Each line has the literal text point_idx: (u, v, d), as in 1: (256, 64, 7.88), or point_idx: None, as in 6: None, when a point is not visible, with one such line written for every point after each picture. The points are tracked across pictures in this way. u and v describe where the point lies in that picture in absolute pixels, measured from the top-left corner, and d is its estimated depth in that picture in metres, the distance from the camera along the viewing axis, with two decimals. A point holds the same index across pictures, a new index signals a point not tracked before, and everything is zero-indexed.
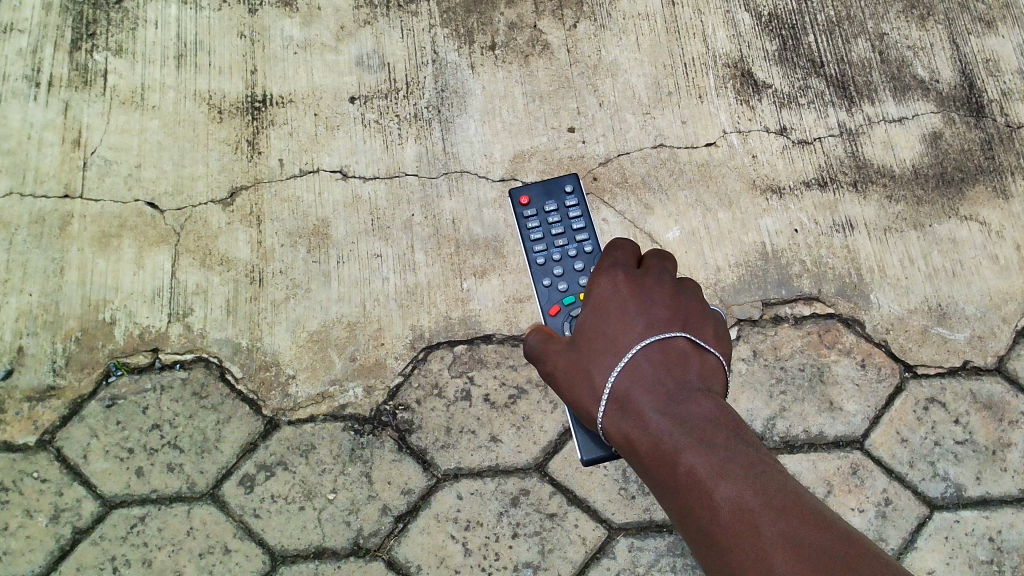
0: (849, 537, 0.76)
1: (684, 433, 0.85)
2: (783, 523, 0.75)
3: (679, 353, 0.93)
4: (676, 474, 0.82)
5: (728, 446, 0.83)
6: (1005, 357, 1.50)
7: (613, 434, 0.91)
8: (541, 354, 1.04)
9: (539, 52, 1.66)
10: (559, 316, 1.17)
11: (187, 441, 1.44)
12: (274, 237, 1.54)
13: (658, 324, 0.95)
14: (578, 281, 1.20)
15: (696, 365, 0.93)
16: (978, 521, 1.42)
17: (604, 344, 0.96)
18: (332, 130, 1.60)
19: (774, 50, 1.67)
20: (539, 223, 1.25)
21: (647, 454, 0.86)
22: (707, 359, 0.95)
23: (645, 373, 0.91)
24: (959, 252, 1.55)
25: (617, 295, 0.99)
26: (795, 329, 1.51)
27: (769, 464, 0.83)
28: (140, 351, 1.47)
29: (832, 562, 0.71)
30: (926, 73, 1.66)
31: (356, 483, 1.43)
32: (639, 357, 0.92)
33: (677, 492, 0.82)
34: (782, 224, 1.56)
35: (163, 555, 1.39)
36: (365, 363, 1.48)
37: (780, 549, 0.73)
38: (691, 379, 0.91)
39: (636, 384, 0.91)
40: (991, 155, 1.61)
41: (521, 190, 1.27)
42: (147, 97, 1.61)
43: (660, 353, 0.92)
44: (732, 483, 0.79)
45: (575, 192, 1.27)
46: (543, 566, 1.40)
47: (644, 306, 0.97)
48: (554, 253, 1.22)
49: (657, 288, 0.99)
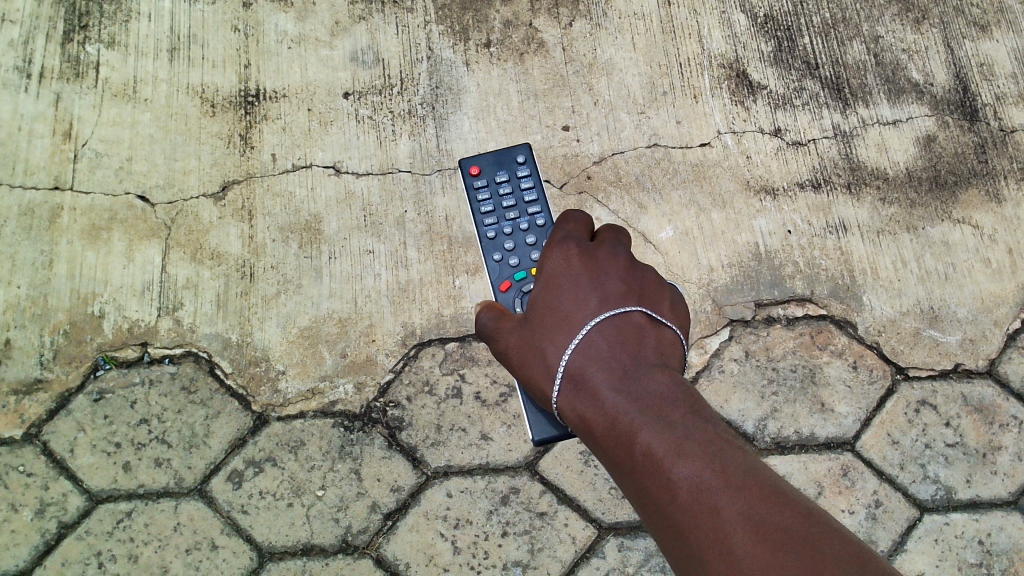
0: (809, 515, 0.77)
1: (640, 412, 0.85)
2: (743, 502, 0.76)
3: (634, 328, 0.94)
4: (632, 453, 0.83)
5: (685, 424, 0.84)
6: (997, 360, 1.50)
7: (568, 413, 0.93)
8: (494, 332, 1.04)
9: (534, 50, 1.66)
10: (510, 291, 1.17)
11: (175, 436, 1.43)
12: (265, 232, 1.53)
13: (613, 299, 0.96)
14: (529, 256, 1.20)
15: (652, 340, 0.94)
16: (967, 524, 1.42)
17: (558, 321, 0.97)
18: (326, 126, 1.59)
19: (769, 51, 1.67)
20: (490, 194, 1.25)
21: (603, 433, 0.87)
22: (663, 333, 0.96)
23: (600, 350, 0.92)
24: (951, 255, 1.55)
25: (570, 268, 1.00)
26: (787, 330, 1.51)
27: (725, 441, 0.83)
28: (128, 344, 1.46)
29: (790, 542, 0.73)
30: (920, 76, 1.66)
31: (345, 479, 1.42)
32: (594, 334, 0.93)
33: (634, 471, 0.83)
34: (775, 225, 1.56)
35: (149, 551, 1.38)
36: (356, 359, 1.47)
37: (739, 529, 0.74)
38: (647, 354, 0.92)
39: (590, 362, 0.92)
40: (984, 158, 1.61)
41: (471, 160, 1.27)
42: (139, 90, 1.60)
43: (615, 330, 0.93)
44: (690, 461, 0.80)
45: (527, 163, 1.26)
46: (532, 564, 1.39)
47: (597, 281, 0.98)
48: (505, 226, 1.22)
49: (610, 262, 1.00)
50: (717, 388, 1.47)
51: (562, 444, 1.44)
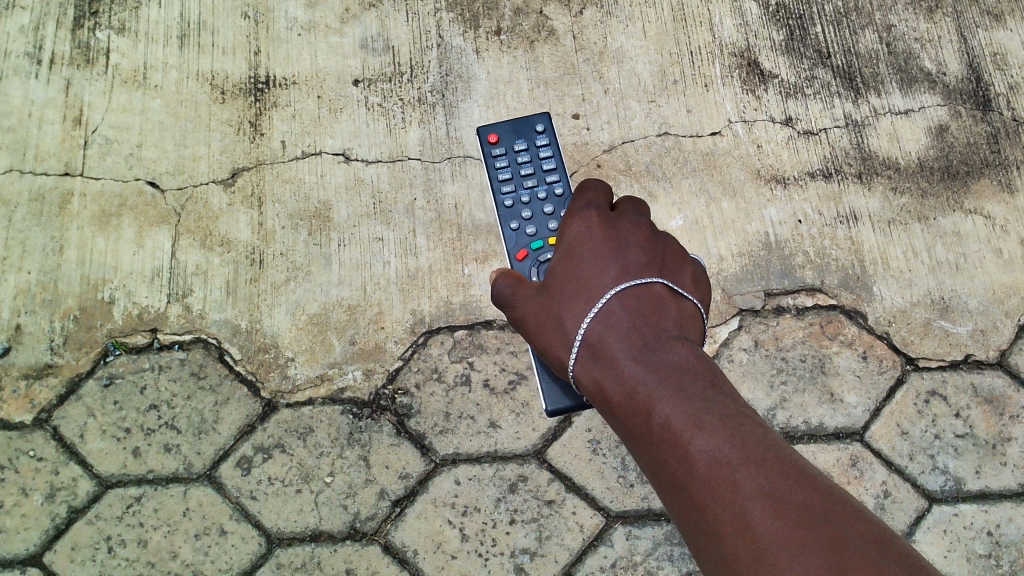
0: (827, 493, 0.79)
1: (660, 382, 0.86)
2: (761, 477, 0.78)
3: (655, 299, 0.94)
4: (649, 424, 0.84)
5: (705, 397, 0.84)
6: (1007, 352, 1.50)
7: (585, 381, 0.93)
8: (511, 299, 1.04)
9: (544, 37, 1.65)
10: (527, 260, 1.17)
11: (185, 422, 1.43)
12: (275, 219, 1.53)
13: (633, 268, 0.96)
14: (547, 225, 1.20)
15: (673, 311, 0.94)
16: (976, 515, 1.42)
17: (578, 289, 0.97)
18: (335, 113, 1.59)
19: (781, 40, 1.66)
20: (508, 162, 1.24)
21: (622, 404, 0.88)
22: (683, 305, 0.97)
23: (619, 320, 0.92)
24: (963, 246, 1.55)
25: (591, 237, 1.01)
26: (797, 319, 1.50)
27: (745, 417, 0.84)
28: (138, 330, 1.46)
29: (810, 520, 0.75)
30: (933, 65, 1.65)
31: (354, 466, 1.42)
32: (614, 303, 0.94)
33: (651, 442, 0.84)
34: (786, 215, 1.55)
35: (159, 536, 1.38)
36: (365, 346, 1.47)
37: (759, 506, 0.76)
38: (667, 326, 0.92)
39: (608, 332, 0.92)
40: (996, 148, 1.60)
41: (489, 128, 1.26)
42: (149, 76, 1.60)
43: (636, 300, 0.94)
44: (710, 435, 0.80)
45: (547, 132, 1.26)
46: (539, 552, 1.39)
47: (617, 250, 0.99)
48: (523, 195, 1.22)
49: (631, 234, 1.01)
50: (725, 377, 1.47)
51: (571, 433, 1.44)
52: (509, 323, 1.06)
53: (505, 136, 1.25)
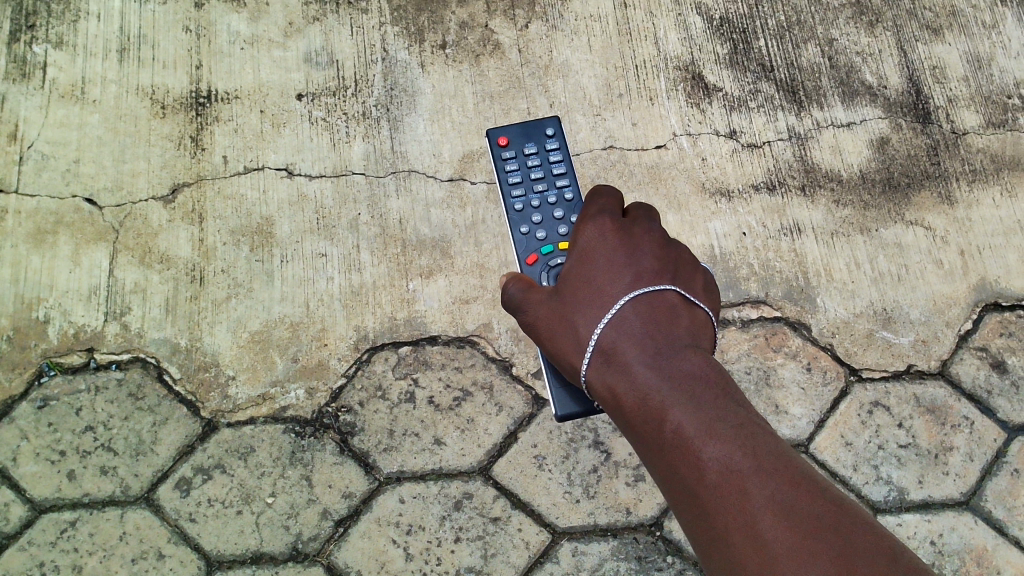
0: (839, 505, 0.79)
1: (672, 389, 0.87)
2: (773, 486, 0.78)
3: (668, 307, 0.96)
4: (661, 429, 0.85)
5: (717, 405, 0.86)
6: (949, 362, 1.51)
7: (596, 385, 0.95)
8: (522, 304, 1.04)
9: (490, 51, 1.65)
10: (537, 264, 1.16)
11: (122, 444, 1.40)
12: (216, 235, 1.51)
13: (646, 276, 0.98)
14: (557, 230, 1.20)
15: (685, 319, 0.96)
16: (919, 524, 1.42)
17: (591, 295, 0.99)
18: (278, 128, 1.57)
19: (725, 54, 1.67)
20: (518, 166, 1.24)
21: (633, 409, 0.89)
22: (695, 314, 0.98)
23: (633, 328, 0.94)
24: (904, 257, 1.56)
25: (604, 243, 1.02)
26: (741, 332, 1.51)
27: (758, 425, 0.85)
28: (73, 350, 1.43)
29: (820, 529, 0.76)
30: (874, 78, 1.68)
31: (296, 486, 1.40)
32: (627, 309, 0.95)
33: (662, 448, 0.85)
34: (730, 227, 1.56)
35: (94, 561, 1.35)
36: (308, 364, 1.45)
37: (770, 513, 0.77)
38: (680, 334, 0.94)
39: (622, 338, 0.94)
40: (936, 161, 1.62)
41: (500, 131, 1.26)
42: (88, 91, 1.57)
43: (649, 307, 0.95)
44: (722, 443, 0.81)
45: (557, 136, 1.27)
46: (485, 570, 1.38)
47: (631, 258, 1.00)
48: (533, 199, 1.21)
49: (645, 242, 1.02)
50: None
51: (516, 448, 1.43)
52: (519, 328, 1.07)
53: (515, 140, 1.26)
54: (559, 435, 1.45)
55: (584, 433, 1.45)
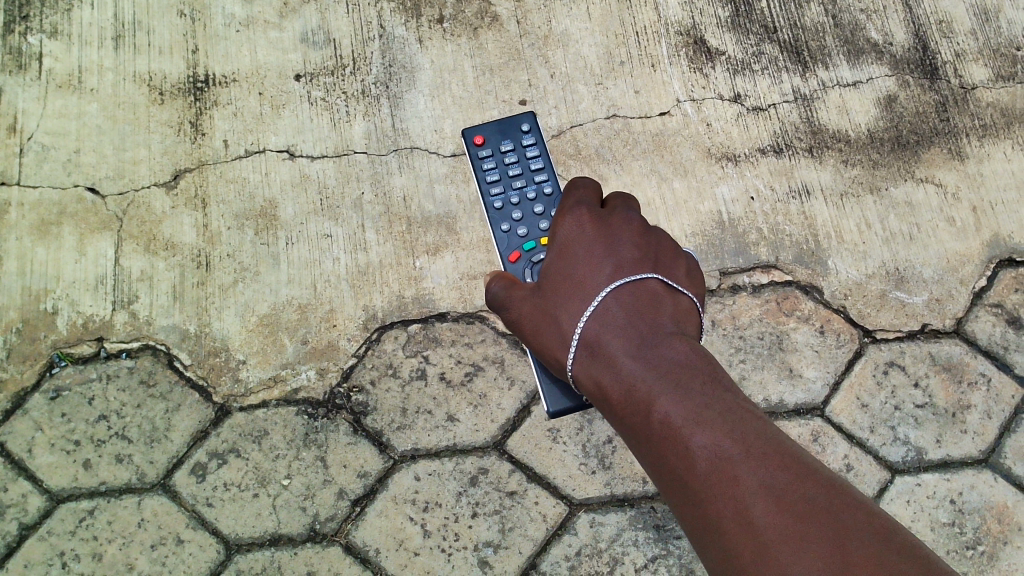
0: (831, 485, 0.79)
1: (659, 378, 0.86)
2: (764, 471, 0.77)
3: (651, 294, 0.94)
4: (649, 421, 0.84)
5: (704, 391, 0.84)
6: (964, 320, 1.50)
7: (583, 379, 0.94)
8: (505, 302, 1.03)
9: (488, 24, 1.63)
10: (520, 262, 1.16)
11: (136, 432, 1.40)
12: (220, 220, 1.50)
13: (627, 265, 0.97)
14: (538, 226, 1.19)
15: (669, 307, 0.95)
16: (938, 484, 1.41)
17: (572, 288, 0.97)
18: (278, 109, 1.56)
19: (726, 16, 1.65)
20: (495, 163, 1.23)
21: (621, 401, 0.88)
22: (679, 300, 0.97)
23: (616, 319, 0.93)
24: (915, 215, 1.54)
25: (583, 236, 1.01)
26: (753, 297, 1.49)
27: (746, 411, 0.84)
28: (83, 340, 1.43)
29: (812, 513, 0.75)
30: (880, 36, 1.65)
31: (311, 467, 1.40)
32: (609, 300, 0.94)
33: (652, 438, 0.84)
34: (738, 192, 1.54)
35: (113, 549, 1.35)
36: (317, 346, 1.44)
37: (761, 500, 0.76)
38: (664, 322, 0.93)
39: (605, 331, 0.92)
40: (945, 117, 1.60)
41: (474, 130, 1.25)
42: (85, 79, 1.56)
43: (631, 297, 0.94)
44: (709, 430, 0.80)
45: (532, 132, 1.25)
46: (503, 544, 1.38)
47: (610, 249, 0.99)
48: (512, 196, 1.20)
49: (625, 231, 1.01)
50: None
51: (530, 423, 1.43)
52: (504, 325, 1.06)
53: (490, 139, 1.25)
54: None
55: None
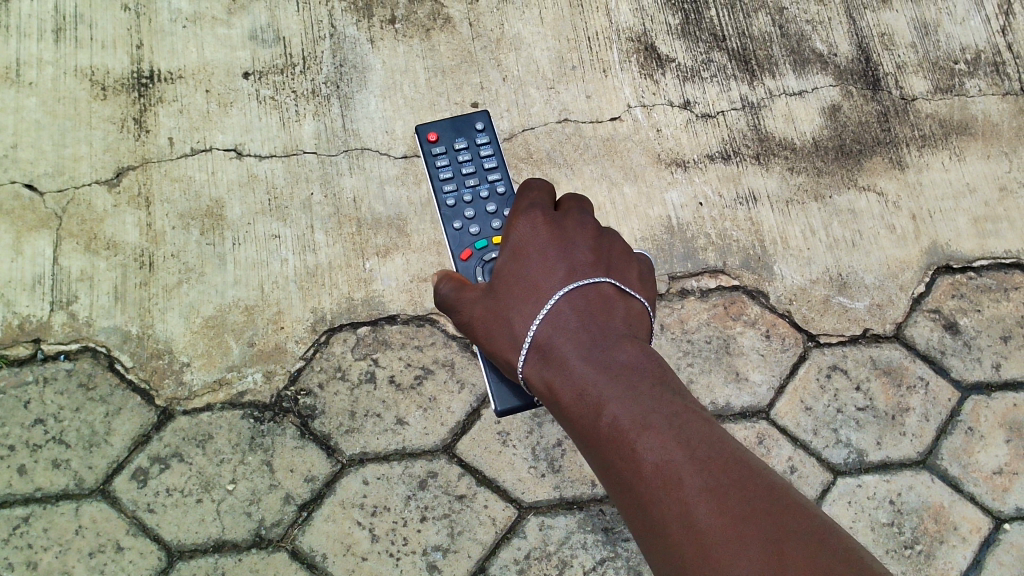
0: (774, 487, 0.79)
1: (608, 383, 0.87)
2: (709, 476, 0.78)
3: (603, 298, 0.95)
4: (599, 424, 0.85)
5: (653, 397, 0.86)
6: (903, 325, 1.54)
7: (535, 382, 0.94)
8: (453, 304, 1.04)
9: (440, 26, 1.63)
10: (471, 260, 1.16)
11: (74, 436, 1.36)
12: (164, 220, 1.47)
13: (580, 269, 0.96)
14: (490, 224, 1.18)
15: (621, 311, 0.95)
16: (878, 484, 1.45)
17: (525, 292, 0.97)
18: (225, 108, 1.53)
19: (677, 24, 1.67)
20: (449, 161, 1.23)
21: (572, 405, 0.89)
22: (631, 304, 0.97)
23: (569, 324, 0.93)
24: (858, 222, 1.58)
25: (537, 239, 0.99)
26: (701, 301, 1.51)
27: (694, 415, 0.85)
28: (19, 341, 1.38)
29: (756, 516, 0.75)
30: (824, 47, 1.69)
31: (256, 472, 1.37)
32: (562, 303, 0.94)
33: (602, 444, 0.85)
34: (687, 198, 1.56)
35: (49, 557, 1.31)
36: (264, 348, 1.42)
37: (705, 504, 0.76)
38: (616, 326, 0.93)
39: (557, 335, 0.93)
40: (887, 127, 1.64)
41: (428, 127, 1.24)
42: (23, 73, 1.51)
43: (584, 301, 0.94)
44: (657, 436, 0.81)
45: (486, 131, 1.25)
46: (452, 548, 1.37)
47: (562, 253, 0.98)
48: (465, 194, 1.20)
49: (577, 233, 1.00)
50: None
51: (480, 426, 1.42)
52: (455, 326, 1.05)
53: (443, 137, 1.24)
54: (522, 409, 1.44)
55: None
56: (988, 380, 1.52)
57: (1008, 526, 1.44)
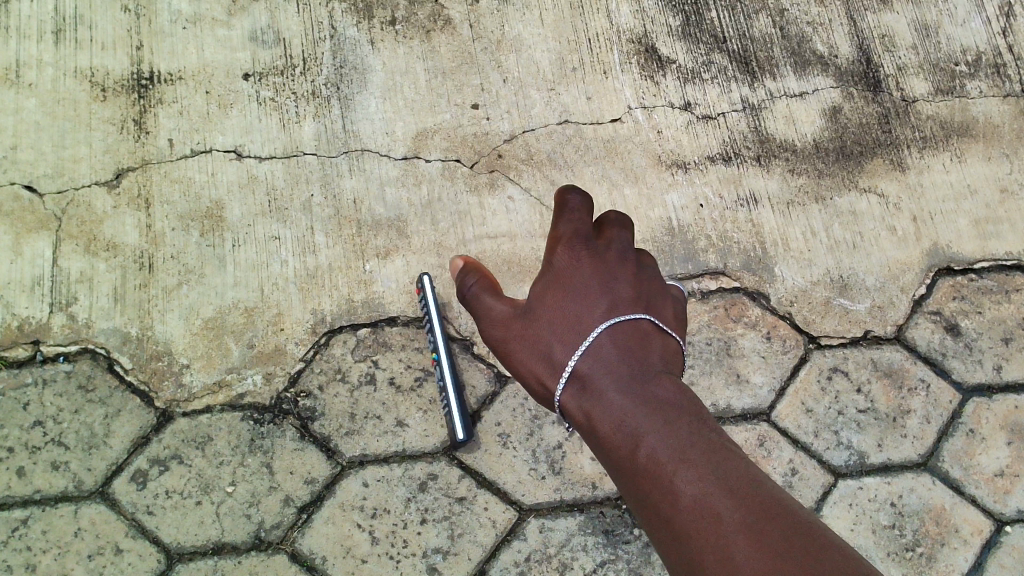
0: (814, 525, 0.72)
1: (645, 412, 0.84)
2: (744, 506, 0.72)
3: (641, 333, 0.94)
4: (634, 454, 0.81)
5: (689, 426, 0.81)
6: (904, 326, 1.53)
7: (572, 413, 0.92)
8: (493, 330, 1.05)
9: (440, 27, 1.63)
10: None
11: (73, 438, 1.36)
12: (164, 221, 1.46)
13: (622, 303, 0.96)
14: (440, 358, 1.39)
15: (659, 347, 0.94)
16: (879, 487, 1.44)
17: (567, 325, 0.97)
18: (225, 109, 1.53)
19: (677, 25, 1.67)
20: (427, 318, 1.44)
21: (608, 434, 0.86)
22: (669, 342, 0.96)
23: (609, 356, 0.92)
24: (859, 224, 1.58)
25: (579, 269, 0.99)
26: (701, 303, 1.51)
27: (731, 448, 0.80)
28: (19, 343, 1.38)
29: (794, 549, 0.68)
30: (825, 48, 1.68)
31: (256, 474, 1.37)
32: (603, 337, 0.93)
33: (635, 474, 0.80)
34: (687, 199, 1.56)
35: (48, 559, 1.30)
36: (264, 350, 1.42)
37: (740, 535, 0.70)
38: (654, 360, 0.92)
39: (596, 366, 0.91)
40: (887, 128, 1.64)
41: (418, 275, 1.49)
42: (23, 74, 1.51)
43: (624, 334, 0.93)
44: (692, 465, 0.76)
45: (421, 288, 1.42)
46: (452, 551, 1.36)
47: (604, 285, 0.97)
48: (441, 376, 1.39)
49: (619, 265, 0.99)
50: None
51: (480, 428, 1.42)
52: (498, 356, 1.05)
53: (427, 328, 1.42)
54: (522, 411, 1.44)
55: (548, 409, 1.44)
56: (990, 382, 1.51)
57: (1010, 528, 1.44)
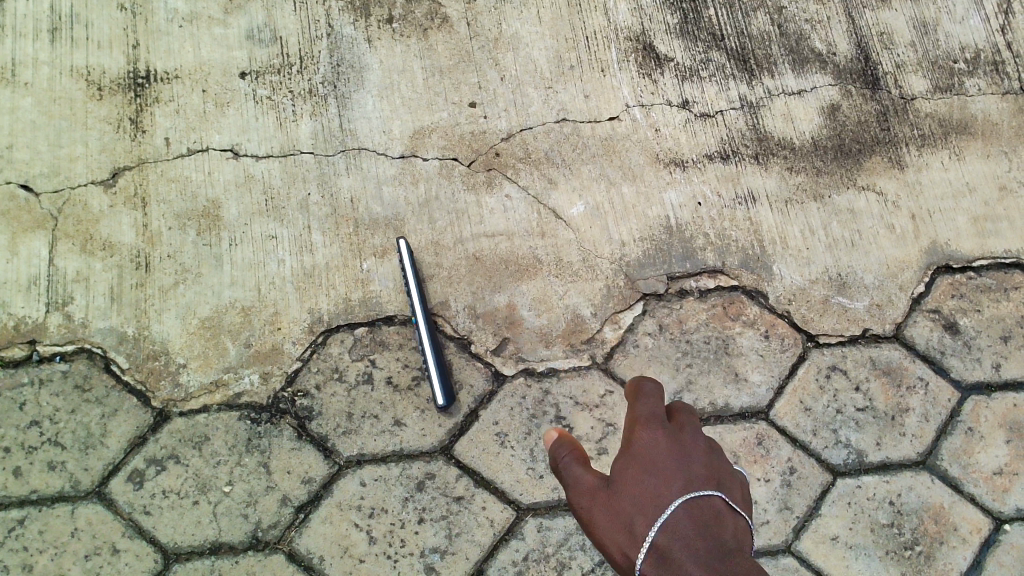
0: None
1: None
2: None
3: (718, 512, 0.83)
4: None
5: None
6: (903, 325, 1.53)
7: None
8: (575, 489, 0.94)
9: (438, 25, 1.62)
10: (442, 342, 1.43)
11: (69, 438, 1.36)
12: (160, 220, 1.46)
13: (699, 476, 0.87)
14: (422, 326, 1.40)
15: (734, 530, 0.82)
16: (878, 485, 1.44)
17: (642, 498, 0.87)
18: (222, 107, 1.53)
19: (675, 23, 1.66)
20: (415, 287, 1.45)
21: None
22: (743, 526, 0.84)
23: (684, 527, 0.81)
24: (857, 222, 1.57)
25: (655, 443, 0.92)
26: (699, 301, 1.51)
27: None
28: (15, 343, 1.38)
29: None
30: (823, 46, 1.68)
31: (253, 474, 1.36)
32: (679, 511, 0.83)
33: None
34: (685, 198, 1.56)
35: (44, 560, 1.30)
36: (261, 349, 1.42)
37: None
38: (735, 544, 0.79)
39: (676, 539, 0.80)
40: (886, 126, 1.64)
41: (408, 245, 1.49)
42: (18, 73, 1.50)
43: (700, 508, 0.83)
44: None
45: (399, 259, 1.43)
46: (450, 550, 1.36)
47: (681, 460, 0.89)
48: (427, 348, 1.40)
49: (695, 441, 0.92)
50: (632, 362, 1.47)
51: (478, 427, 1.42)
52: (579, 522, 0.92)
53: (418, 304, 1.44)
54: (520, 410, 1.43)
55: (546, 408, 1.43)
56: (988, 380, 1.51)
57: (1008, 527, 1.43)
